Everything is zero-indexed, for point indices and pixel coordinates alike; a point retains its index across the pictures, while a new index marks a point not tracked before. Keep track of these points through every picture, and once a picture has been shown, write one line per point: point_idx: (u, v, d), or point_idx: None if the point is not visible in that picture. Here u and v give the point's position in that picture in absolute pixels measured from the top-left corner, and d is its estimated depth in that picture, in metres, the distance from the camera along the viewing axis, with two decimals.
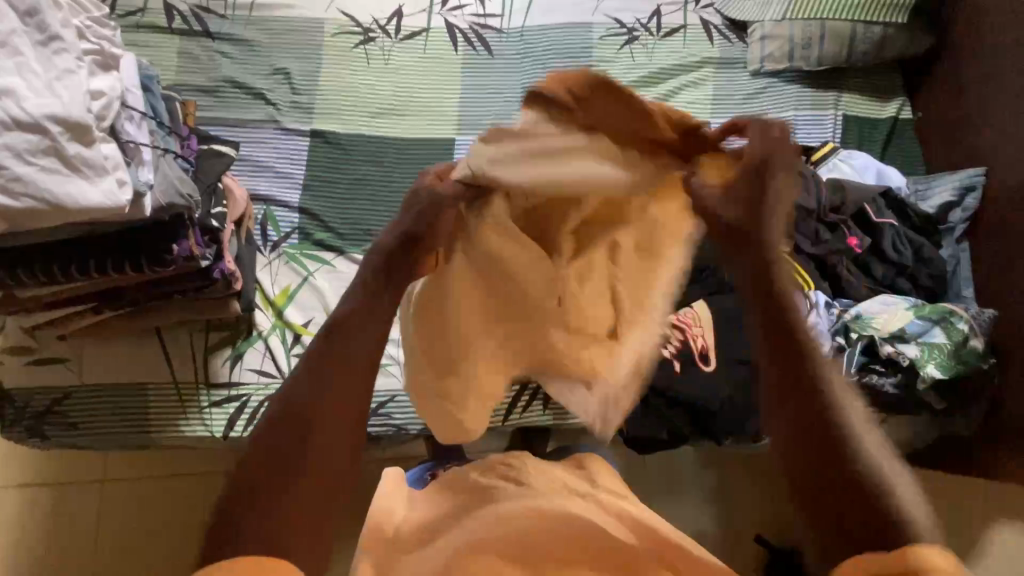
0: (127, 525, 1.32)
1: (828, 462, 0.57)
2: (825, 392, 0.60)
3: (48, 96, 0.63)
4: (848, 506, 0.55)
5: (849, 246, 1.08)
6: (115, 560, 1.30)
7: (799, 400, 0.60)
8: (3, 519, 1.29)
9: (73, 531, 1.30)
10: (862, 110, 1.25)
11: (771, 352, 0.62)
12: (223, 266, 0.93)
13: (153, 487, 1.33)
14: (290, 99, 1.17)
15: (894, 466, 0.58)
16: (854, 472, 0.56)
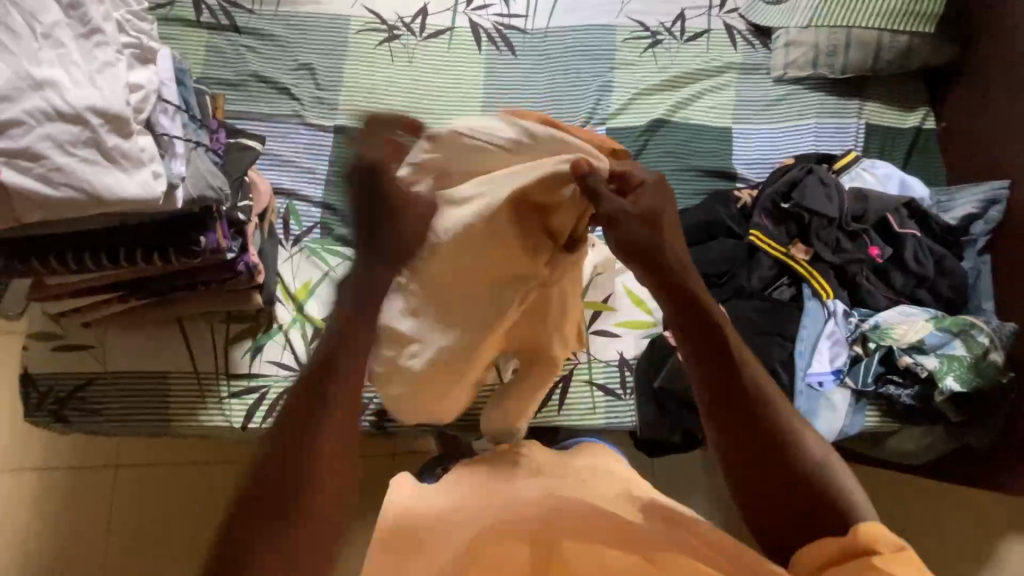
0: (140, 510, 1.33)
1: (768, 459, 0.65)
2: (750, 398, 0.66)
3: (88, 88, 0.64)
4: (793, 498, 0.63)
5: (870, 255, 1.07)
6: (127, 545, 1.31)
7: (734, 410, 0.66)
8: (17, 501, 1.31)
9: (87, 515, 1.32)
10: (884, 119, 1.25)
11: (703, 364, 0.68)
12: (247, 259, 0.94)
13: (167, 473, 1.35)
14: (314, 95, 1.18)
15: (819, 443, 0.66)
16: (791, 470, 0.64)
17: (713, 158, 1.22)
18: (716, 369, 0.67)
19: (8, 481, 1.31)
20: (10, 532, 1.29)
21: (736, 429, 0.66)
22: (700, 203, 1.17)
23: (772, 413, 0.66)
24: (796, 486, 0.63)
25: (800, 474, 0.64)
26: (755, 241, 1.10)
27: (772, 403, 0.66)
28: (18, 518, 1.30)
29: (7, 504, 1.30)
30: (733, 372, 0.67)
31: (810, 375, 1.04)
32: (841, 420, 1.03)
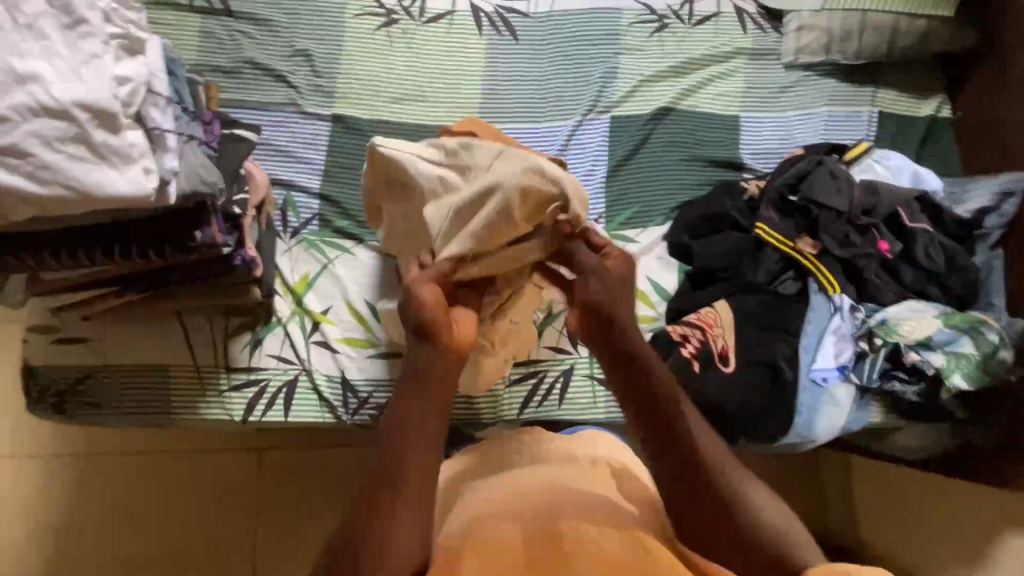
0: (147, 497, 1.35)
1: (713, 506, 0.67)
2: (698, 454, 0.70)
3: (74, 81, 0.63)
4: (743, 545, 0.66)
5: (879, 250, 1.05)
6: (136, 530, 1.33)
7: (677, 460, 0.70)
8: (25, 488, 1.33)
9: (95, 502, 1.34)
10: (898, 107, 1.21)
11: (642, 414, 0.73)
12: (244, 254, 0.93)
13: (173, 461, 1.36)
14: (311, 82, 1.15)
15: (759, 492, 0.69)
16: (737, 520, 0.67)
17: (720, 148, 1.19)
18: (654, 420, 0.72)
19: (17, 468, 1.33)
20: (19, 517, 1.31)
21: (687, 487, 0.68)
22: (707, 195, 1.14)
23: (719, 469, 0.69)
24: (745, 535, 0.66)
25: (743, 518, 0.67)
26: (761, 234, 1.08)
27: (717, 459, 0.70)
28: (28, 505, 1.32)
29: (16, 489, 1.32)
30: (672, 432, 0.71)
31: (814, 370, 1.02)
32: (844, 415, 1.02)
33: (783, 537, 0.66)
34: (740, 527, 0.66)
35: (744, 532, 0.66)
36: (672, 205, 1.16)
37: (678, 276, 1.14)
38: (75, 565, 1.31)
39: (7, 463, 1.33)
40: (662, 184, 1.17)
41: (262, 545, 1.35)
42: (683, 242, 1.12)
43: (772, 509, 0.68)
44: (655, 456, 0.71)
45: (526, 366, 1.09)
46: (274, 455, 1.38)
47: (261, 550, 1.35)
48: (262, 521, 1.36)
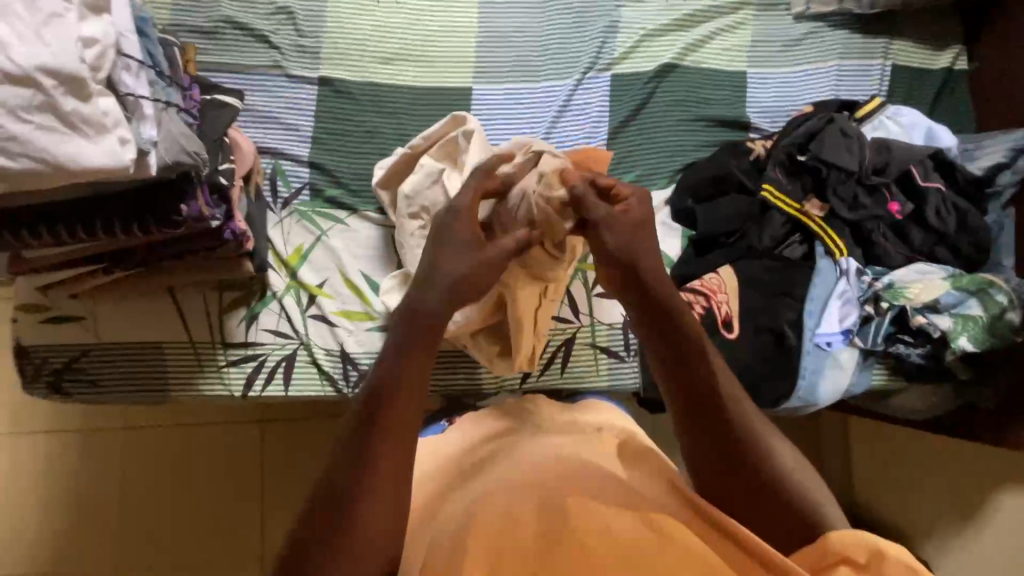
0: (152, 470, 1.36)
1: (734, 455, 0.68)
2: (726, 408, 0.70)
3: (36, 44, 0.58)
4: (769, 501, 0.66)
5: (889, 211, 1.02)
6: (143, 502, 1.35)
7: (704, 420, 0.70)
8: (30, 464, 1.33)
9: (99, 476, 1.35)
10: (913, 59, 1.15)
11: (673, 371, 0.72)
12: (234, 227, 0.89)
13: (175, 434, 1.37)
14: (294, 42, 1.08)
15: (794, 458, 0.69)
16: (765, 475, 0.67)
17: (725, 107, 1.14)
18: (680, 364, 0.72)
19: (20, 446, 1.33)
20: (27, 493, 1.32)
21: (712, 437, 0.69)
22: (713, 157, 1.10)
23: (749, 424, 0.70)
24: (772, 491, 0.67)
25: (770, 473, 0.67)
26: (767, 197, 1.04)
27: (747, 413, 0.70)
28: (35, 480, 1.33)
29: (20, 466, 1.33)
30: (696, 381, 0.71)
31: (818, 335, 1.01)
32: (847, 379, 1.02)
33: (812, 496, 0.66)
34: (767, 483, 0.67)
35: (773, 488, 0.67)
36: (676, 167, 1.12)
37: (681, 241, 1.11)
38: (87, 538, 1.33)
39: (8, 441, 1.33)
40: (665, 146, 1.13)
41: (269, 514, 1.37)
42: (686, 206, 1.09)
43: (798, 468, 0.69)
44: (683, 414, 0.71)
45: None
46: (277, 427, 1.39)
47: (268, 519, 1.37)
48: (268, 492, 1.37)
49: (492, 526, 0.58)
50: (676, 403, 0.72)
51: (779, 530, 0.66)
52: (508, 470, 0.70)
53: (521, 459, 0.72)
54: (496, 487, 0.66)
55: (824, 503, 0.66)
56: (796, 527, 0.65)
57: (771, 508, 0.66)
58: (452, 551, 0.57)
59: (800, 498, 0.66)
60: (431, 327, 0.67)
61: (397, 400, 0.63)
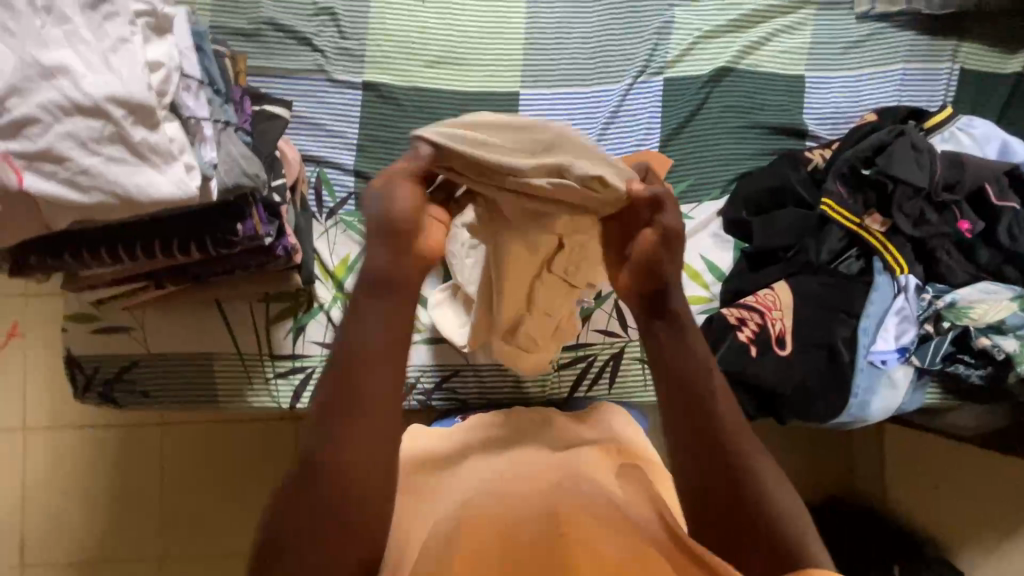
0: (190, 466, 1.38)
1: (715, 465, 0.60)
2: (711, 406, 0.63)
3: (104, 71, 0.56)
4: (748, 525, 0.58)
5: (959, 229, 0.97)
6: (183, 497, 1.38)
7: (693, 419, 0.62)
8: (74, 459, 1.35)
9: (140, 472, 1.37)
10: (983, 63, 1.10)
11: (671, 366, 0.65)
12: (286, 242, 0.88)
13: (213, 431, 1.39)
14: (338, 44, 1.05)
15: (780, 482, 0.61)
16: (743, 493, 0.59)
17: (782, 113, 1.10)
18: (674, 356, 0.65)
19: (63, 442, 1.35)
20: (72, 489, 1.35)
21: (692, 443, 0.62)
22: (770, 167, 1.07)
23: (732, 431, 0.62)
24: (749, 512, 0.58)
25: (751, 492, 0.59)
26: (828, 211, 1.01)
27: (731, 420, 0.63)
28: (78, 476, 1.35)
29: (64, 459, 1.35)
30: (687, 379, 0.64)
31: (873, 352, 0.99)
32: (900, 397, 1.00)
33: (798, 529, 0.58)
34: (750, 502, 0.59)
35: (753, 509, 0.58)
36: (730, 177, 1.09)
37: (733, 254, 1.08)
38: (131, 531, 1.36)
39: (51, 435, 1.35)
40: (719, 155, 1.09)
41: None
42: (741, 217, 1.06)
43: (783, 489, 0.60)
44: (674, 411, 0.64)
45: (574, 351, 1.06)
46: None
47: None
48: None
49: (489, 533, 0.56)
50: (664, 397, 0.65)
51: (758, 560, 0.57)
52: (505, 476, 0.65)
53: (520, 465, 0.67)
54: (490, 491, 0.62)
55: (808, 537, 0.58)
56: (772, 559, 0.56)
57: (752, 534, 0.57)
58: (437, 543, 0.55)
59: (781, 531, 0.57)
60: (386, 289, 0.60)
61: (357, 358, 0.58)
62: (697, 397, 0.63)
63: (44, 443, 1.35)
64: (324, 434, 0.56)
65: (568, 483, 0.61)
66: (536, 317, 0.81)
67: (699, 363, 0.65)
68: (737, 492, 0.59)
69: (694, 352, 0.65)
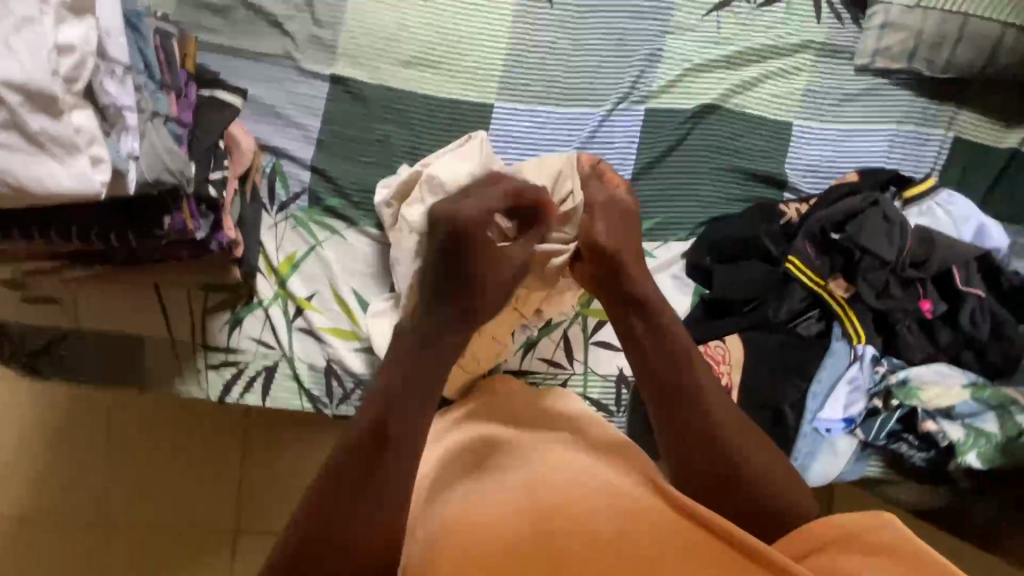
0: (137, 459, 1.22)
1: (709, 463, 0.71)
2: (691, 401, 0.73)
3: (3, 54, 0.52)
4: (743, 508, 0.70)
5: (919, 308, 0.95)
6: (121, 492, 1.21)
7: (686, 418, 0.73)
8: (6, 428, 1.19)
9: (79, 456, 1.21)
10: (979, 135, 1.05)
11: (656, 376, 0.76)
12: (221, 238, 0.84)
13: (164, 424, 1.22)
14: (309, 31, 1.00)
15: (768, 459, 0.72)
16: (733, 482, 0.70)
17: (764, 160, 1.06)
18: (660, 365, 0.75)
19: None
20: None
21: (685, 444, 0.73)
22: (740, 216, 1.03)
23: (710, 424, 0.72)
24: (741, 488, 0.70)
25: (740, 478, 0.70)
26: (791, 269, 0.98)
27: (711, 411, 0.73)
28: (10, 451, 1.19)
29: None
30: (675, 387, 0.74)
31: (818, 419, 0.95)
32: (840, 467, 0.95)
33: (783, 498, 0.70)
34: (739, 488, 0.70)
35: (746, 491, 0.70)
36: (699, 220, 1.05)
37: (692, 299, 1.04)
38: (59, 519, 1.19)
39: None
40: (691, 195, 1.05)
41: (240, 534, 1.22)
42: (704, 264, 1.02)
43: (766, 462, 0.71)
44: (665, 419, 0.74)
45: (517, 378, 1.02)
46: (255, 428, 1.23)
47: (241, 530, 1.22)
48: (245, 493, 1.23)
49: (496, 531, 0.65)
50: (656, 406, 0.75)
51: (759, 527, 0.70)
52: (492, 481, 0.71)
53: (511, 461, 0.73)
54: (502, 490, 0.69)
55: (784, 491, 0.70)
56: (759, 519, 0.70)
57: (741, 510, 0.70)
58: (460, 532, 0.65)
59: (768, 501, 0.69)
60: (453, 357, 0.73)
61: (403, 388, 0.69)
62: (681, 400, 0.74)
63: None
64: (352, 469, 0.65)
65: (549, 471, 0.71)
66: (484, 341, 0.88)
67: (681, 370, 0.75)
68: (728, 482, 0.70)
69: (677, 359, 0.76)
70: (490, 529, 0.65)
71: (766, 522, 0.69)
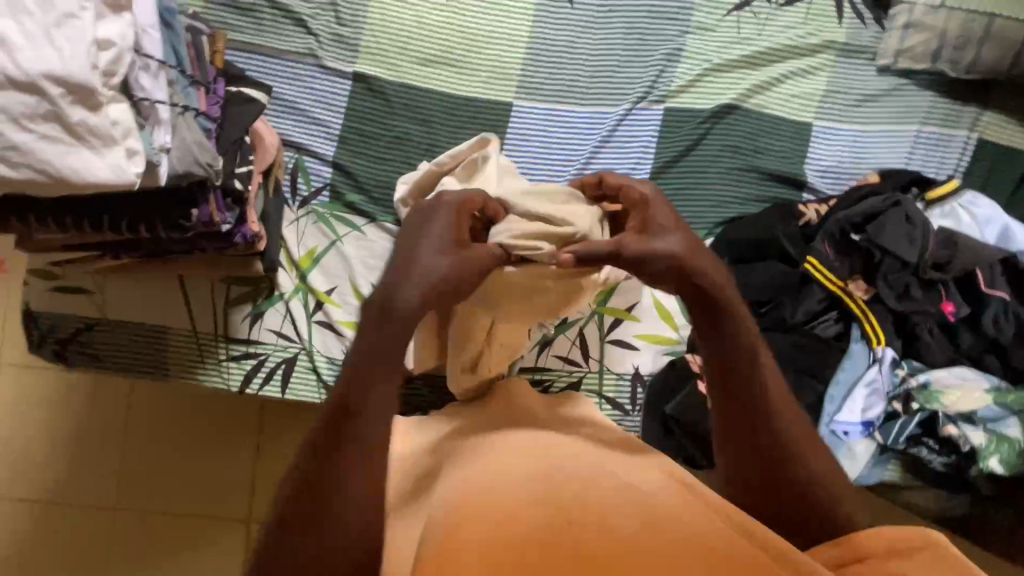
0: (153, 444, 1.24)
1: (768, 460, 0.63)
2: (761, 396, 0.65)
3: (44, 46, 0.54)
4: (798, 515, 0.62)
5: (942, 311, 0.93)
6: (137, 476, 1.24)
7: (750, 428, 0.64)
8: (30, 414, 1.22)
9: (99, 441, 1.23)
10: (1003, 137, 1.04)
11: (726, 377, 0.66)
12: (245, 232, 0.85)
13: (179, 411, 1.25)
14: (333, 30, 1.02)
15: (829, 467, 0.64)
16: (793, 483, 0.62)
17: (782, 160, 1.05)
18: (727, 353, 0.66)
19: (16, 386, 1.22)
20: (17, 443, 1.21)
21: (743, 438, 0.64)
22: (758, 216, 1.02)
23: (779, 421, 0.64)
24: (794, 490, 0.62)
25: (803, 482, 0.62)
26: (810, 270, 0.97)
27: (781, 407, 0.65)
28: (33, 436, 1.22)
29: (16, 405, 1.22)
30: (744, 375, 0.65)
31: (836, 421, 0.94)
32: (857, 470, 0.95)
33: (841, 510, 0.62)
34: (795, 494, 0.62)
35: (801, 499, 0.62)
36: (717, 220, 1.05)
37: None
38: (80, 503, 1.22)
39: (8, 376, 1.22)
40: (708, 195, 1.05)
41: (253, 523, 1.24)
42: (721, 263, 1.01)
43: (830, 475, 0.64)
44: (726, 418, 0.65)
45: (531, 374, 1.03)
46: (271, 419, 1.25)
47: (255, 518, 1.24)
48: (260, 481, 1.25)
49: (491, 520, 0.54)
50: (716, 401, 0.66)
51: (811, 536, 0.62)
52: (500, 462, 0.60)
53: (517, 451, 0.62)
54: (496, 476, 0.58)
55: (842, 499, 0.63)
56: (804, 524, 0.62)
57: (790, 515, 0.63)
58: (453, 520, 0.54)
59: (819, 503, 0.62)
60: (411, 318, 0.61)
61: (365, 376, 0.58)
62: (752, 391, 0.65)
63: None
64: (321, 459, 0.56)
65: (555, 456, 0.62)
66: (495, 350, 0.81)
67: (757, 359, 0.66)
68: (789, 486, 0.62)
69: (750, 351, 0.65)
70: (509, 520, 0.54)
71: (818, 530, 0.62)
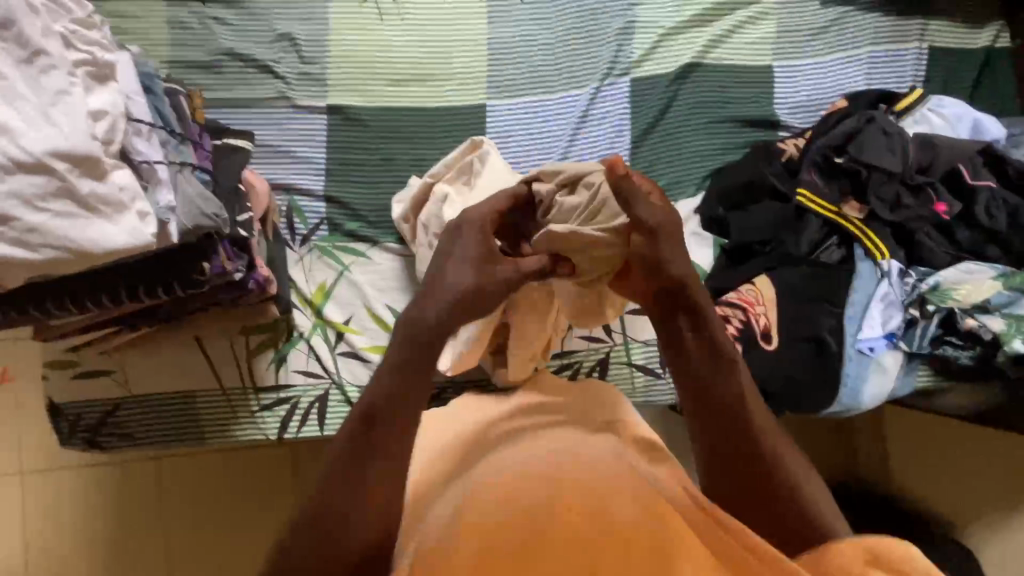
0: (192, 519, 1.20)
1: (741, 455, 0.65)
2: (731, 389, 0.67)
3: (45, 126, 0.55)
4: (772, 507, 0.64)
5: (935, 212, 0.97)
6: (182, 555, 1.19)
7: (731, 444, 0.65)
8: (62, 513, 1.18)
9: (138, 527, 1.19)
10: (950, 41, 1.09)
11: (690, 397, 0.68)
12: (257, 276, 0.86)
13: (214, 480, 1.21)
14: (298, 70, 1.04)
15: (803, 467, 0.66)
16: (765, 476, 0.64)
17: (752, 105, 1.09)
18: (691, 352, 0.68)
19: (41, 490, 1.18)
20: (53, 549, 1.17)
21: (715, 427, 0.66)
22: (740, 161, 1.06)
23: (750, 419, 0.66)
24: (770, 486, 0.64)
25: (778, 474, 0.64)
26: (802, 201, 1.00)
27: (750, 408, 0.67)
28: (69, 537, 1.17)
29: (46, 507, 1.17)
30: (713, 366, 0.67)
31: (861, 341, 0.94)
32: (891, 383, 0.96)
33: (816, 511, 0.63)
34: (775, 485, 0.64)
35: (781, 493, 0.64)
36: (704, 173, 1.08)
37: (712, 251, 1.07)
38: None
39: (33, 480, 1.18)
40: (690, 152, 1.08)
41: None
42: (717, 214, 1.05)
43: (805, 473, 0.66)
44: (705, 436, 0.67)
45: (560, 359, 1.04)
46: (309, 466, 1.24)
47: None
48: None
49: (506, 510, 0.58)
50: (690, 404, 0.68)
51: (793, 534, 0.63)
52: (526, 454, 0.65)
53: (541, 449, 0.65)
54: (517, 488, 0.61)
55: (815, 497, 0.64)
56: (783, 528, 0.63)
57: (772, 509, 0.64)
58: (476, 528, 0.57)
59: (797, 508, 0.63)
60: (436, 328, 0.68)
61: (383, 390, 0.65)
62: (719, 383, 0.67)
63: (22, 494, 1.17)
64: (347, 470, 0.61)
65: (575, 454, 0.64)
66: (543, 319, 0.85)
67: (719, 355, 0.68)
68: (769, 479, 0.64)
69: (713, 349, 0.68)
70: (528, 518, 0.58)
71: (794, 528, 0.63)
